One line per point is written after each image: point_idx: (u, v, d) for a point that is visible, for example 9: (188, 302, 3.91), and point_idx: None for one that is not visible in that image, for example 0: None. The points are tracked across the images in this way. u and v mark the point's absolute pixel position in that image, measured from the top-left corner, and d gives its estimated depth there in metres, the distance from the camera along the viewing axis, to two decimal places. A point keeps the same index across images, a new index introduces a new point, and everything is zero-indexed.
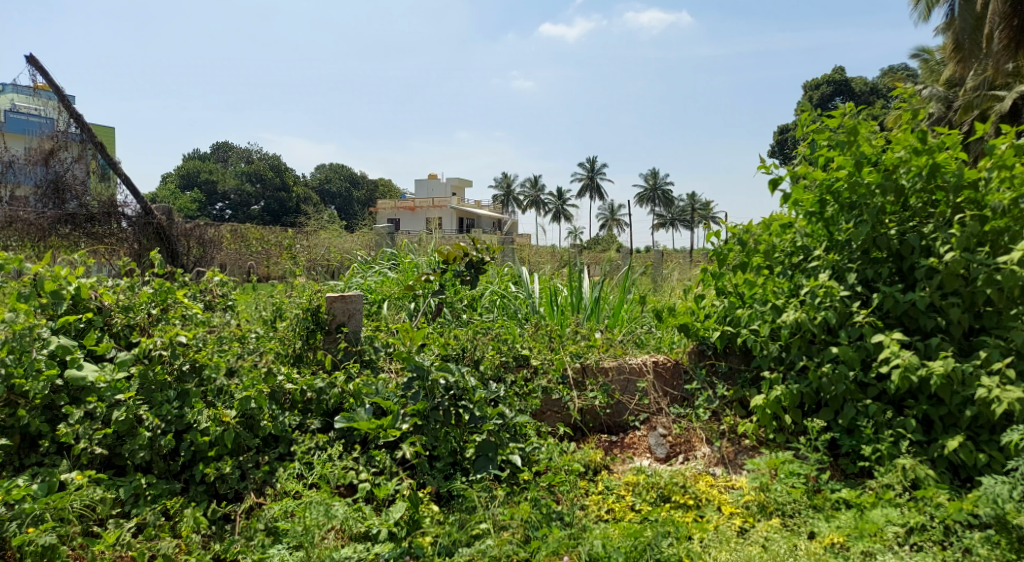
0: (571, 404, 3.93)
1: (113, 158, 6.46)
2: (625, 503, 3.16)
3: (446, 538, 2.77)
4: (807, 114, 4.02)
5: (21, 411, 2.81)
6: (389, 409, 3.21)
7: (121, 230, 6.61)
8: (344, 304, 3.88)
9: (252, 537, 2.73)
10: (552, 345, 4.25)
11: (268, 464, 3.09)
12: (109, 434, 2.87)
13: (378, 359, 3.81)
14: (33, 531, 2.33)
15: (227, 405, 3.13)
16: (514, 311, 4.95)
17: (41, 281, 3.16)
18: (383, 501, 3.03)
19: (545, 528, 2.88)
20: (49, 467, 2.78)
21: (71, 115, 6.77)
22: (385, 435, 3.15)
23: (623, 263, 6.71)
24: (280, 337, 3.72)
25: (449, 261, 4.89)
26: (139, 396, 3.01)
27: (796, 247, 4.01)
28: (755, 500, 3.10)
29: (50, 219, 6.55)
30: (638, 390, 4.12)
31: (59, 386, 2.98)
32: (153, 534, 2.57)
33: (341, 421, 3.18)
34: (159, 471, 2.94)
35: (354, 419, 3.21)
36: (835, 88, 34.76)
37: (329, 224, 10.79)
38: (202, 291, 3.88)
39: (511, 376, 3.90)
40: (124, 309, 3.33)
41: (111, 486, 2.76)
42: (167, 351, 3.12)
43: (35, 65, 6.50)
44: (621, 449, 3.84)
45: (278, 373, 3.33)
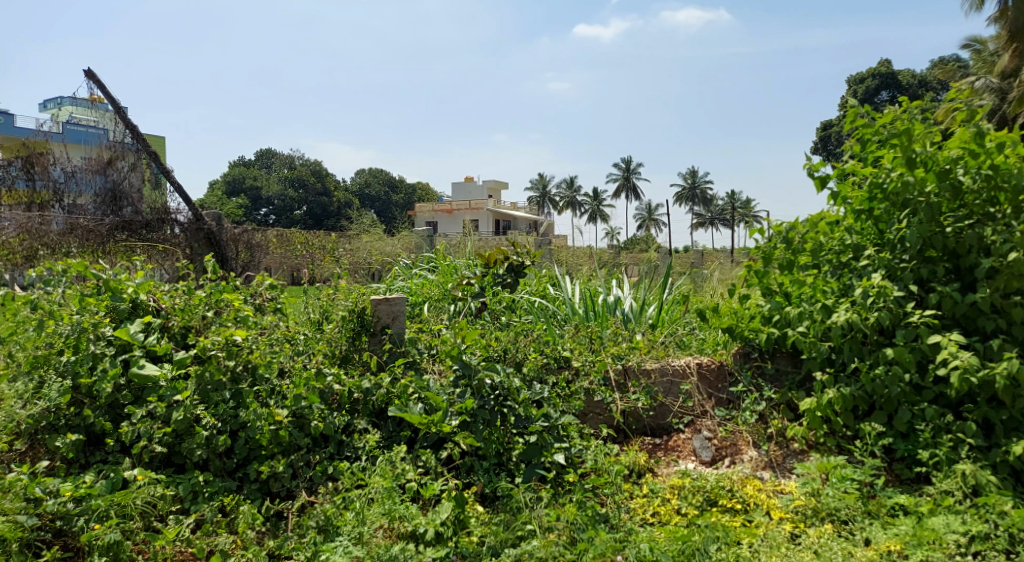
0: (614, 406, 3.91)
1: (166, 167, 6.66)
2: (671, 506, 3.13)
3: (493, 539, 2.79)
4: (855, 110, 3.96)
5: (87, 411, 2.94)
6: (439, 405, 3.27)
7: (173, 236, 6.75)
8: (389, 306, 3.93)
9: (304, 535, 2.80)
10: (593, 347, 4.25)
11: (319, 464, 3.16)
12: (169, 432, 2.97)
13: (422, 361, 3.85)
14: (99, 528, 2.43)
15: (279, 405, 3.23)
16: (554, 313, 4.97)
17: (105, 284, 3.32)
18: (429, 501, 3.08)
19: (591, 530, 2.88)
20: (113, 464, 2.89)
21: (127, 125, 7.02)
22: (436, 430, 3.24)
23: (662, 264, 6.63)
24: (328, 339, 3.81)
25: (490, 262, 5.26)
26: (196, 395, 3.10)
27: (846, 245, 3.90)
28: (807, 505, 3.04)
29: (108, 226, 6.74)
30: (682, 392, 4.06)
31: (121, 385, 3.08)
32: (210, 530, 2.65)
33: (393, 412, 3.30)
34: (215, 469, 3.03)
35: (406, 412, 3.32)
36: (880, 82, 33.74)
37: (371, 227, 10.99)
38: (253, 294, 3.96)
39: (553, 377, 3.89)
40: (181, 311, 3.42)
41: (171, 483, 2.85)
42: (222, 351, 3.21)
43: (93, 79, 6.77)
44: (666, 452, 3.81)
45: (327, 373, 3.42)
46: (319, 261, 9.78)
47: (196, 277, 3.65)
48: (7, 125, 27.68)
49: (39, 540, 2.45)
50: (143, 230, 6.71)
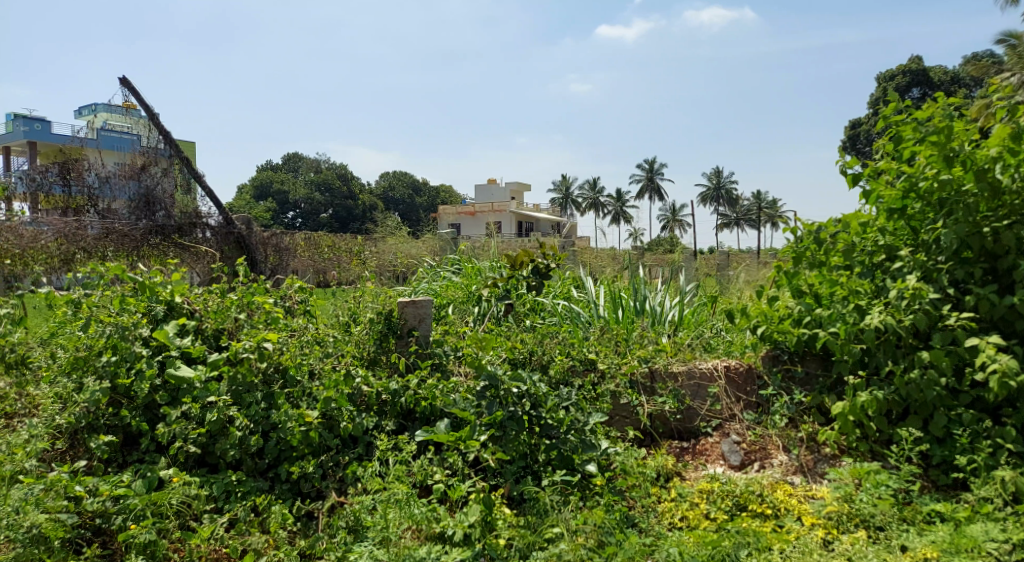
0: (641, 409, 3.89)
1: (197, 172, 6.83)
2: (700, 510, 3.10)
3: (521, 541, 2.80)
4: (890, 106, 3.90)
5: (124, 412, 3.01)
6: (467, 420, 3.28)
7: (203, 239, 7.01)
8: (416, 309, 3.97)
9: (335, 535, 2.84)
10: (619, 350, 4.23)
11: (349, 464, 3.19)
12: (203, 433, 3.03)
13: (448, 363, 3.87)
14: (136, 526, 2.48)
15: (309, 406, 3.28)
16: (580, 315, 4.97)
17: (142, 287, 3.38)
18: (457, 503, 3.09)
19: (620, 533, 2.88)
20: (149, 464, 2.95)
21: (160, 132, 7.19)
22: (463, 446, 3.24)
23: (687, 265, 6.58)
24: (357, 341, 3.86)
25: (516, 264, 5.25)
26: (229, 397, 3.16)
27: (879, 246, 3.84)
28: (840, 511, 2.99)
29: (142, 230, 6.81)
30: (710, 396, 4.02)
31: (157, 386, 3.15)
32: (243, 529, 2.70)
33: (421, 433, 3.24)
34: (248, 469, 3.08)
35: (433, 431, 3.28)
36: (911, 80, 33.08)
37: (396, 230, 11.10)
38: (283, 296, 4.03)
39: (579, 380, 3.87)
40: (214, 314, 3.52)
41: (205, 483, 2.90)
42: (254, 354, 3.27)
43: (128, 87, 6.94)
44: (693, 456, 3.78)
45: (356, 375, 3.47)
46: (345, 264, 9.88)
47: (228, 280, 3.73)
48: (44, 132, 28.43)
49: (79, 537, 2.51)
50: (175, 234, 6.90)
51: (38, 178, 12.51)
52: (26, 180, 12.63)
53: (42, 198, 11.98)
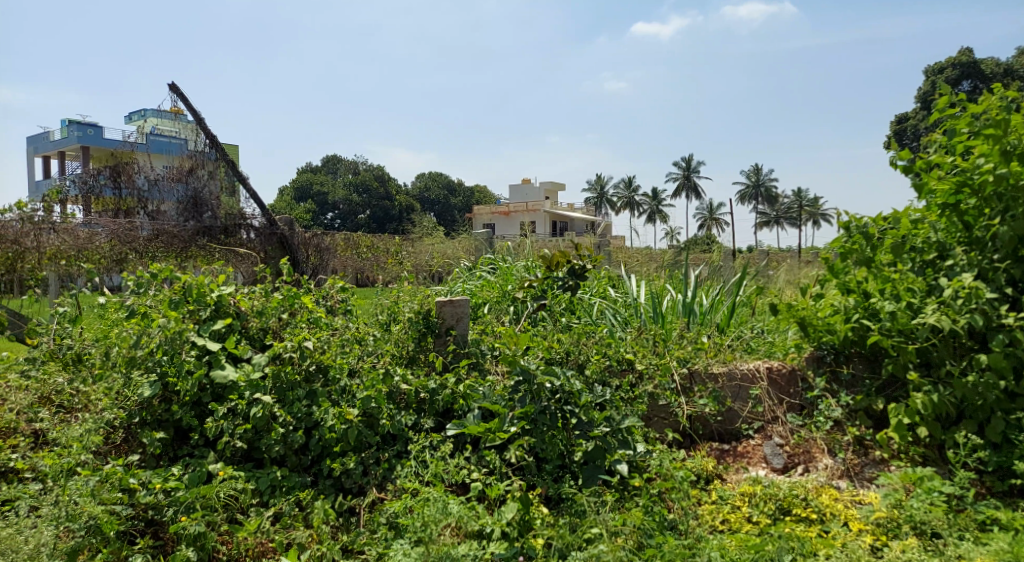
0: (679, 410, 3.84)
1: (241, 174, 7.00)
2: (741, 514, 3.06)
3: (559, 541, 2.79)
4: (946, 97, 3.76)
5: (175, 407, 3.11)
6: (497, 412, 3.32)
7: (247, 240, 7.21)
8: (454, 308, 4.00)
9: (376, 531, 2.88)
10: (657, 350, 4.16)
11: (388, 461, 3.22)
12: (249, 429, 3.10)
13: (485, 362, 3.91)
14: (186, 519, 2.56)
15: (350, 404, 3.33)
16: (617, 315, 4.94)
17: (189, 289, 3.47)
18: (494, 501, 3.11)
19: (659, 535, 2.85)
20: (199, 458, 3.03)
21: (207, 136, 7.39)
22: (493, 438, 3.29)
23: (726, 264, 6.48)
24: (395, 339, 3.91)
25: (554, 264, 5.24)
26: (274, 394, 3.23)
27: (930, 243, 3.72)
28: (888, 517, 2.91)
29: (191, 231, 6.98)
30: (752, 397, 3.95)
31: (206, 384, 3.23)
32: (288, 523, 2.76)
33: (453, 427, 3.35)
34: (292, 465, 3.14)
35: (464, 424, 3.37)
36: (961, 72, 31.92)
37: (433, 230, 11.21)
38: (325, 296, 4.09)
39: (617, 381, 3.83)
40: (259, 314, 3.60)
41: (251, 477, 2.97)
42: (297, 353, 3.37)
43: (176, 92, 7.16)
44: (735, 459, 3.71)
45: (395, 374, 3.51)
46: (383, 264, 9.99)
47: (270, 280, 3.81)
48: (97, 138, 29.48)
49: (133, 529, 2.60)
50: (222, 235, 7.09)
51: (90, 181, 12.95)
52: (79, 183, 13.12)
53: (94, 201, 12.39)
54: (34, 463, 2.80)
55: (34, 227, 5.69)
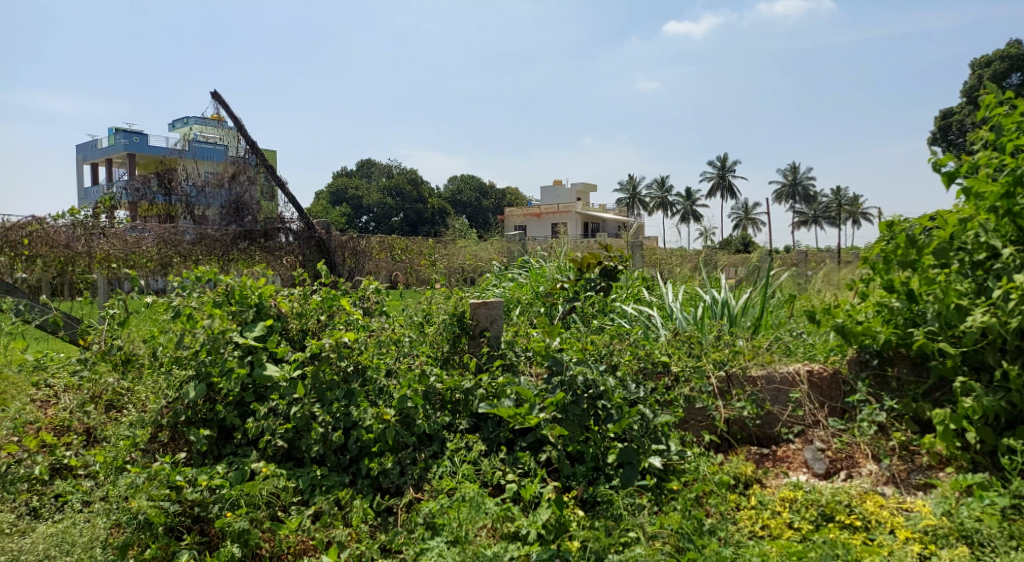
0: (717, 414, 3.79)
1: (281, 179, 7.13)
2: (782, 519, 3.00)
3: (596, 543, 2.76)
4: (993, 96, 3.66)
5: (219, 407, 3.19)
6: (528, 398, 3.36)
7: (286, 243, 7.36)
8: (487, 310, 4.02)
9: (413, 531, 2.89)
10: (693, 352, 4.11)
11: (424, 462, 3.25)
12: (289, 428, 3.16)
13: (520, 363, 3.92)
14: (231, 516, 2.62)
15: (387, 404, 3.37)
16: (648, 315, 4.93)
17: (232, 290, 3.58)
18: (530, 503, 3.11)
19: (699, 540, 2.82)
20: (242, 457, 3.10)
21: (248, 143, 7.55)
22: (524, 423, 3.35)
23: (763, 265, 6.38)
24: (431, 341, 3.95)
25: (583, 268, 5.18)
26: (313, 394, 3.29)
27: (979, 243, 3.60)
28: (937, 526, 2.83)
29: (232, 234, 7.08)
30: (791, 401, 3.88)
31: (248, 384, 3.31)
32: (328, 522, 2.80)
33: (485, 407, 3.42)
34: (331, 464, 3.18)
35: (496, 406, 3.43)
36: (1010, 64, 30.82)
37: (466, 233, 11.29)
38: (361, 298, 4.17)
39: (652, 383, 3.80)
40: (299, 315, 3.68)
41: (292, 476, 3.02)
42: (334, 353, 3.42)
43: (219, 100, 7.33)
44: (774, 463, 3.65)
45: (431, 374, 3.55)
46: (416, 266, 10.05)
47: (309, 283, 3.87)
48: (142, 145, 30.39)
49: (181, 525, 2.67)
50: (262, 239, 7.18)
51: (138, 187, 13.33)
52: (127, 189, 13.58)
53: (142, 206, 12.74)
54: (87, 460, 2.89)
55: (85, 231, 5.81)
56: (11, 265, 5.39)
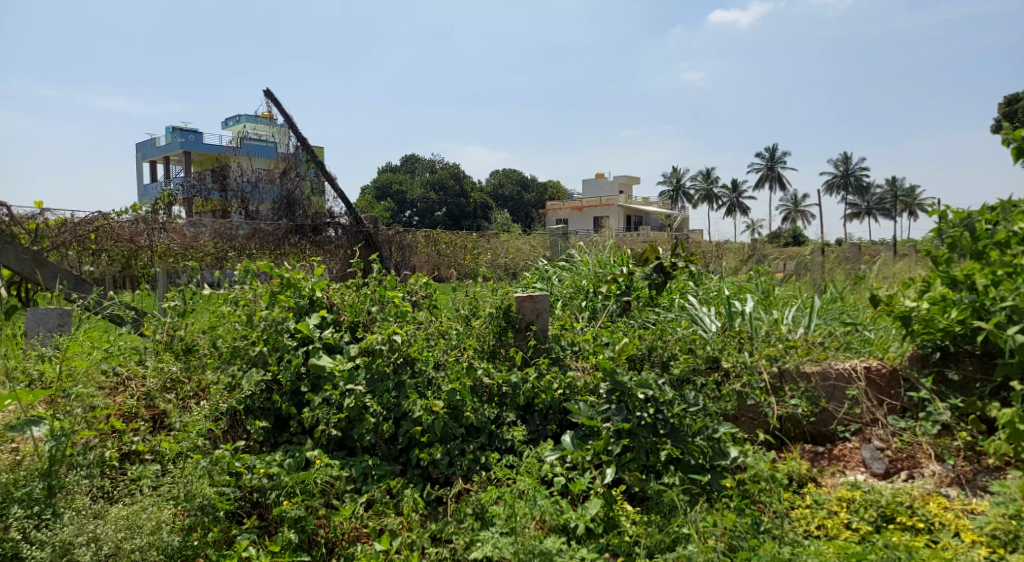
0: (769, 411, 3.69)
1: (331, 175, 7.29)
2: (839, 519, 2.92)
3: (649, 540, 2.78)
4: None
5: (275, 397, 3.27)
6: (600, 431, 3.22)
7: (333, 238, 7.59)
8: (533, 304, 3.99)
9: (463, 520, 2.92)
10: (744, 348, 4.02)
11: (473, 453, 3.27)
12: (343, 418, 3.22)
13: (566, 357, 3.90)
14: (289, 505, 2.70)
15: (436, 396, 3.40)
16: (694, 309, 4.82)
17: (288, 283, 3.71)
18: (578, 497, 3.10)
19: (752, 539, 2.78)
20: (298, 445, 3.17)
21: (299, 139, 7.72)
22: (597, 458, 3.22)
23: (815, 258, 6.22)
24: (477, 334, 3.97)
25: (641, 260, 5.26)
26: (366, 386, 3.33)
27: None
28: (1005, 528, 2.71)
29: (284, 229, 7.25)
30: (848, 398, 3.76)
31: (303, 373, 3.38)
32: (380, 510, 2.86)
33: (554, 454, 3.25)
34: (382, 454, 3.22)
35: (563, 448, 3.29)
36: None
37: (510, 227, 11.33)
38: (410, 291, 4.23)
39: (701, 379, 3.71)
40: (350, 308, 3.76)
41: (345, 465, 3.07)
42: (385, 346, 3.48)
43: (271, 98, 7.51)
44: (830, 462, 3.55)
45: (478, 367, 3.58)
46: (461, 261, 10.03)
47: (360, 276, 3.98)
48: (197, 143, 31.39)
49: (240, 509, 2.78)
50: (311, 234, 7.44)
51: (194, 184, 13.77)
52: (185, 186, 14.07)
53: (198, 201, 13.15)
54: (153, 446, 2.98)
55: (145, 226, 5.98)
56: (78, 259, 5.37)
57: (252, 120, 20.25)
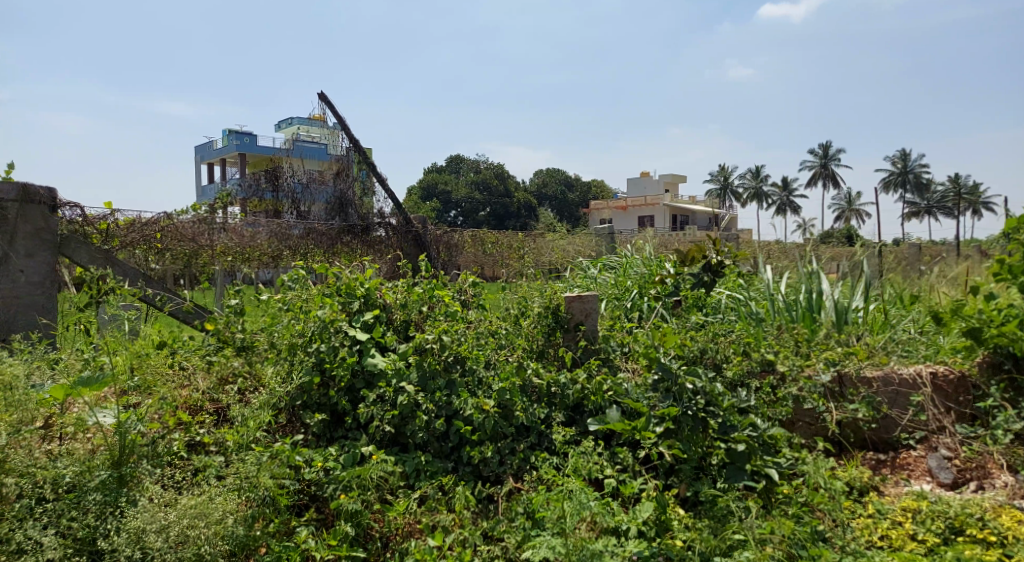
0: (828, 416, 3.58)
1: (382, 176, 7.40)
2: (904, 530, 2.82)
3: (702, 544, 2.71)
4: None
5: (332, 393, 3.34)
6: (640, 410, 3.26)
7: (382, 237, 7.80)
8: (582, 303, 4.02)
9: (514, 519, 2.93)
10: (801, 351, 3.92)
11: (523, 452, 3.28)
12: (396, 414, 3.25)
13: (616, 358, 3.87)
14: (345, 497, 2.75)
15: (486, 395, 3.42)
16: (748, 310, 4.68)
17: (342, 283, 3.77)
18: (629, 499, 3.07)
19: (812, 547, 2.71)
20: (353, 440, 3.23)
21: (351, 141, 7.85)
22: (639, 437, 3.22)
23: (872, 258, 6.02)
24: (526, 334, 3.96)
25: (689, 260, 5.10)
26: (417, 384, 3.38)
27: None
28: None
29: (337, 229, 7.36)
30: (913, 404, 3.63)
31: (357, 370, 3.43)
32: (433, 506, 2.88)
33: (595, 423, 3.31)
34: (434, 451, 3.26)
35: (605, 419, 3.33)
36: None
37: (555, 227, 11.34)
38: (459, 290, 4.26)
39: (756, 382, 3.60)
40: (402, 306, 3.81)
41: (398, 461, 3.11)
42: (437, 344, 3.50)
43: (325, 100, 7.66)
44: (893, 470, 3.43)
45: (527, 367, 3.58)
46: (506, 260, 10.01)
47: (412, 276, 4.03)
48: (251, 145, 32.34)
49: (300, 502, 2.89)
50: (363, 233, 7.56)
51: (251, 185, 14.19)
52: (241, 187, 14.54)
53: (253, 201, 13.55)
54: (218, 438, 3.09)
55: (207, 226, 6.11)
56: (145, 257, 5.57)
57: (304, 122, 20.65)
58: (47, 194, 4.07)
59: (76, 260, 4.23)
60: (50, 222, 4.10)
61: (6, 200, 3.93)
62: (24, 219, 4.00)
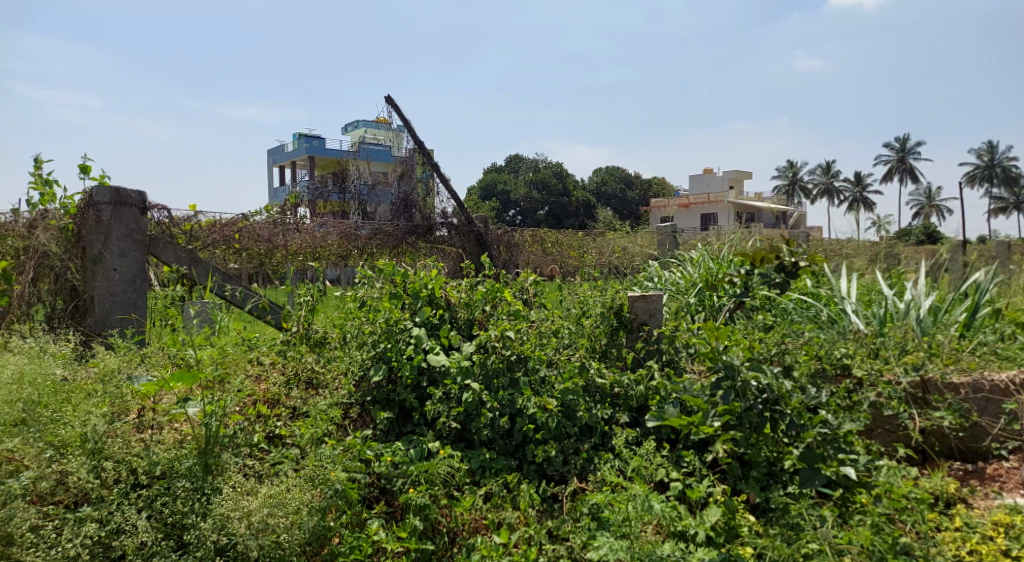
0: (910, 423, 3.40)
1: (446, 177, 7.51)
2: (995, 545, 2.66)
3: (774, 552, 2.64)
4: None
5: (399, 389, 3.42)
6: (698, 407, 3.20)
7: (445, 237, 7.87)
8: (646, 303, 3.97)
9: (579, 519, 2.91)
10: (878, 354, 3.75)
11: (587, 452, 3.25)
12: (461, 411, 3.29)
13: (681, 359, 3.78)
14: (416, 493, 2.81)
15: (549, 394, 3.41)
16: (816, 310, 4.55)
17: (407, 282, 3.85)
18: (696, 504, 3.00)
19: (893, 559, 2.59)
20: (420, 436, 3.29)
21: (416, 142, 7.99)
22: (696, 432, 3.18)
23: (954, 259, 5.73)
24: (588, 334, 3.95)
25: (758, 260, 4.71)
26: (482, 381, 3.42)
27: None
28: None
29: (403, 229, 7.47)
30: (1005, 412, 3.45)
31: (424, 368, 3.51)
32: (498, 504, 2.91)
33: (652, 419, 3.26)
34: (499, 448, 3.28)
35: (663, 415, 3.27)
36: None
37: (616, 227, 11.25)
38: (521, 289, 4.29)
39: (831, 386, 3.45)
40: (466, 305, 3.88)
41: (465, 457, 3.15)
42: (500, 342, 3.55)
43: (392, 104, 7.83)
44: (982, 481, 3.25)
45: (591, 367, 3.57)
46: (566, 260, 10.01)
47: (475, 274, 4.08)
48: (318, 148, 33.31)
49: (370, 495, 2.97)
50: (426, 234, 7.67)
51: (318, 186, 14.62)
52: (309, 188, 15.01)
53: (320, 203, 13.98)
54: (293, 431, 3.21)
55: (280, 227, 6.32)
56: (223, 257, 5.87)
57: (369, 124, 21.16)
58: (138, 197, 4.31)
59: (164, 259, 4.47)
60: (141, 222, 4.34)
61: (101, 203, 4.20)
62: (118, 221, 4.25)
